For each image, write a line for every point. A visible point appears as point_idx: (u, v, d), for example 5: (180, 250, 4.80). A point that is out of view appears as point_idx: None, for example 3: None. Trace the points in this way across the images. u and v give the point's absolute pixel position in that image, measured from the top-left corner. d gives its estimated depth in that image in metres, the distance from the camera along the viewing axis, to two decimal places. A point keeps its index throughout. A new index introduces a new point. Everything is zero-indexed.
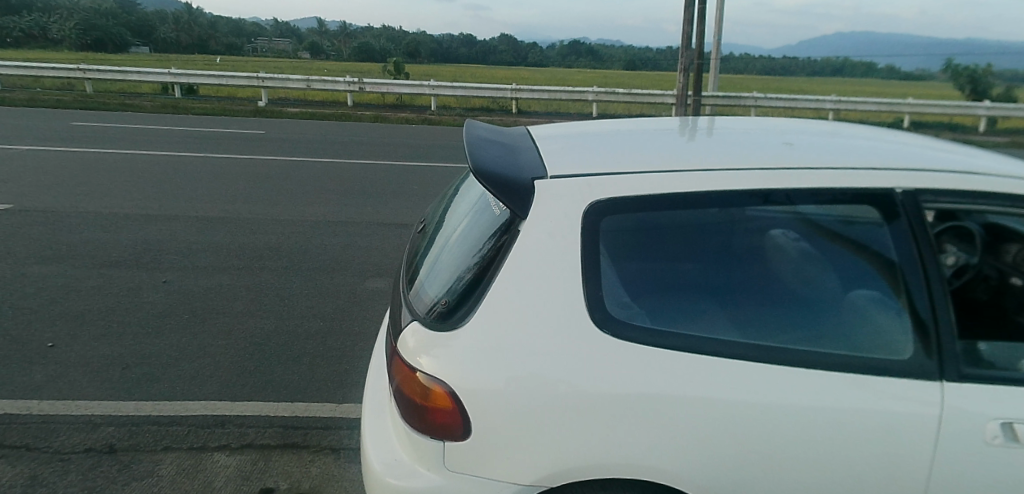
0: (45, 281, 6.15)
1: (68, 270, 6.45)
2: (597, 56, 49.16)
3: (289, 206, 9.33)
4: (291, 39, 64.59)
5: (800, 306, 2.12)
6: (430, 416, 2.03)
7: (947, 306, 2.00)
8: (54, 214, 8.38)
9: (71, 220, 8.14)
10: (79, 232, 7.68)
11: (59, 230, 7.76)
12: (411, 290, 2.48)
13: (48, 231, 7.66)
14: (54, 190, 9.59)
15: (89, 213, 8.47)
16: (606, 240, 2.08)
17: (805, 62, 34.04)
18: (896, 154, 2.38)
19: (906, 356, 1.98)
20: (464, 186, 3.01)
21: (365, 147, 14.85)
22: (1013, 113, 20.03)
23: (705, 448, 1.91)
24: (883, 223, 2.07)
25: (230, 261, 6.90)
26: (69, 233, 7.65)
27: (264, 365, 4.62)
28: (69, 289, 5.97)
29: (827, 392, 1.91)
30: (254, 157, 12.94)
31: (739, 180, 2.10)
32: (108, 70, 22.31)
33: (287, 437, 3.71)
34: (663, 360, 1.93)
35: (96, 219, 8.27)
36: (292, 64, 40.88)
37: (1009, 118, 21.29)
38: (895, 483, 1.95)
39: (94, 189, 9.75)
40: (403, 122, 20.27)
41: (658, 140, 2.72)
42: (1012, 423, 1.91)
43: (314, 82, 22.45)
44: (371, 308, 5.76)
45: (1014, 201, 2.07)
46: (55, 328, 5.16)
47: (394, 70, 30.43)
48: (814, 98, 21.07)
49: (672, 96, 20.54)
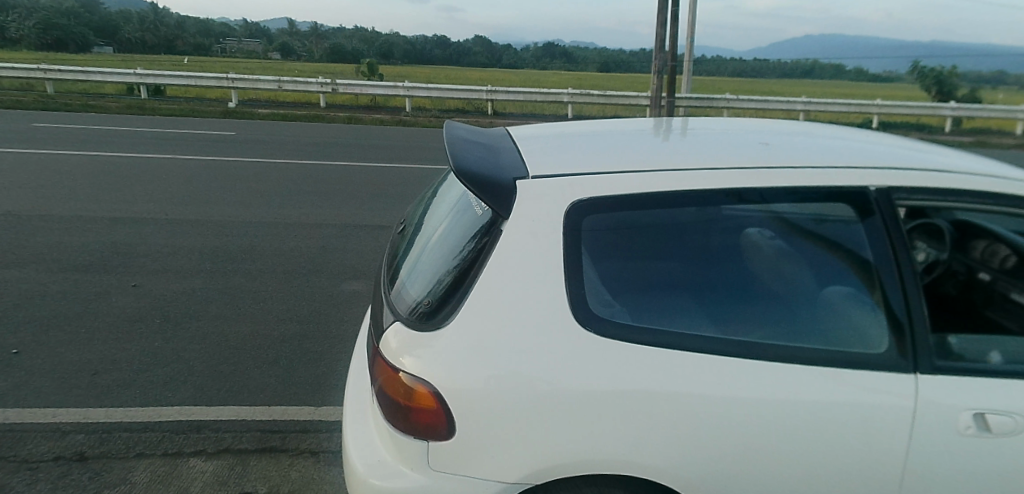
0: (6, 286, 5.93)
1: (32, 275, 6.23)
2: (572, 58, 49.42)
3: (262, 208, 9.16)
4: (262, 40, 63.53)
5: (776, 302, 2.15)
6: (414, 416, 2.01)
7: (919, 302, 2.06)
8: (16, 217, 8.11)
9: (34, 223, 7.88)
10: (41, 236, 7.43)
11: (21, 233, 7.49)
12: (392, 291, 2.45)
13: (9, 235, 7.39)
14: (14, 193, 9.26)
15: (53, 217, 8.21)
16: (588, 239, 2.09)
17: (775, 65, 34.75)
18: (870, 152, 2.44)
19: (881, 350, 2.03)
20: (444, 186, 3.00)
21: (339, 148, 14.66)
22: (978, 113, 20.68)
23: (687, 442, 1.93)
24: (857, 220, 2.13)
25: (202, 264, 6.75)
26: (31, 236, 7.40)
27: (239, 368, 4.52)
28: (32, 294, 5.76)
29: (806, 384, 1.95)
30: (224, 159, 12.68)
31: (717, 178, 2.13)
32: (71, 70, 21.68)
33: (266, 440, 3.64)
34: (645, 356, 1.94)
35: (58, 222, 8.00)
36: (263, 64, 40.16)
37: (972, 119, 22.01)
38: (870, 472, 1.99)
39: (57, 192, 9.45)
40: (378, 123, 20.09)
41: (637, 141, 2.74)
42: (982, 413, 1.97)
43: (286, 83, 22.10)
44: (348, 311, 5.69)
45: (981, 198, 2.14)
46: (18, 334, 4.98)
47: (367, 71, 30.13)
48: (785, 99, 21.52)
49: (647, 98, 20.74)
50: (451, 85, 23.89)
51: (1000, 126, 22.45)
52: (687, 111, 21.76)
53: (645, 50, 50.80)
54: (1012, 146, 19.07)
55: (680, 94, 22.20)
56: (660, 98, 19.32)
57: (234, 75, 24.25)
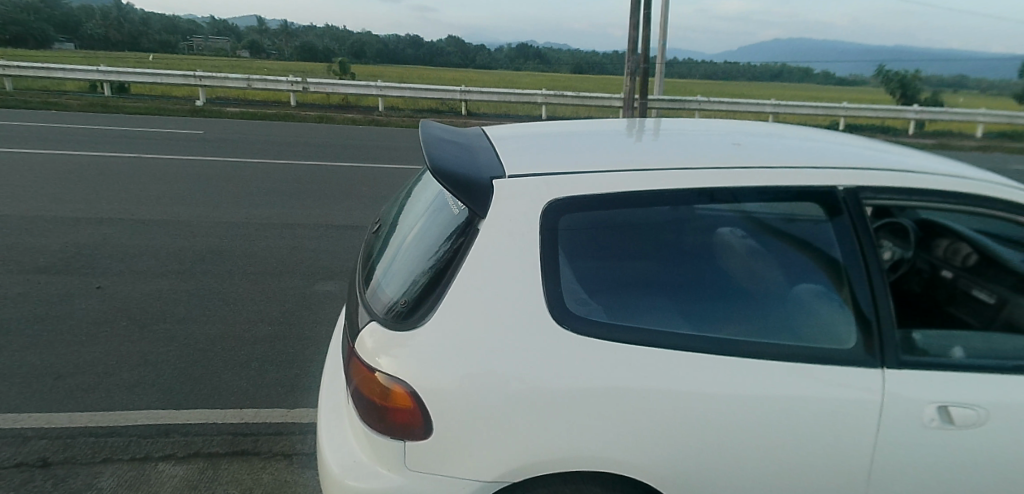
0: None
1: None
2: (546, 60, 49.61)
3: (231, 208, 8.97)
4: (232, 37, 62.27)
5: (749, 299, 2.19)
6: (390, 416, 1.99)
7: (886, 298, 2.12)
8: None
9: None
10: None
11: None
12: (367, 290, 2.43)
13: None
14: None
15: (10, 217, 7.92)
16: (565, 238, 2.09)
17: (744, 68, 35.43)
18: (837, 153, 2.51)
19: (849, 345, 2.09)
20: (419, 185, 2.97)
21: (311, 148, 14.45)
22: (939, 117, 21.38)
23: (663, 437, 1.95)
24: (826, 219, 2.18)
25: (169, 265, 6.58)
26: None
27: (209, 371, 4.42)
28: None
29: (778, 379, 1.99)
30: (192, 158, 12.39)
31: (690, 178, 2.17)
32: (30, 66, 20.94)
33: (237, 443, 3.56)
34: (621, 354, 1.96)
35: (16, 222, 7.72)
36: (233, 63, 39.42)
37: (933, 122, 22.75)
38: (839, 463, 2.04)
39: (15, 192, 9.11)
40: (351, 123, 19.87)
41: (613, 141, 2.76)
42: (947, 406, 2.03)
43: (255, 81, 21.69)
44: (321, 312, 5.60)
45: (943, 197, 2.21)
46: None
47: (339, 70, 29.77)
48: (755, 102, 21.95)
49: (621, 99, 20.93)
50: (425, 86, 23.76)
51: (960, 130, 23.25)
52: (659, 112, 22.02)
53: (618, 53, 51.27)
54: (971, 148, 19.75)
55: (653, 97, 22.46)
56: (634, 100, 19.52)
57: (201, 73, 23.72)
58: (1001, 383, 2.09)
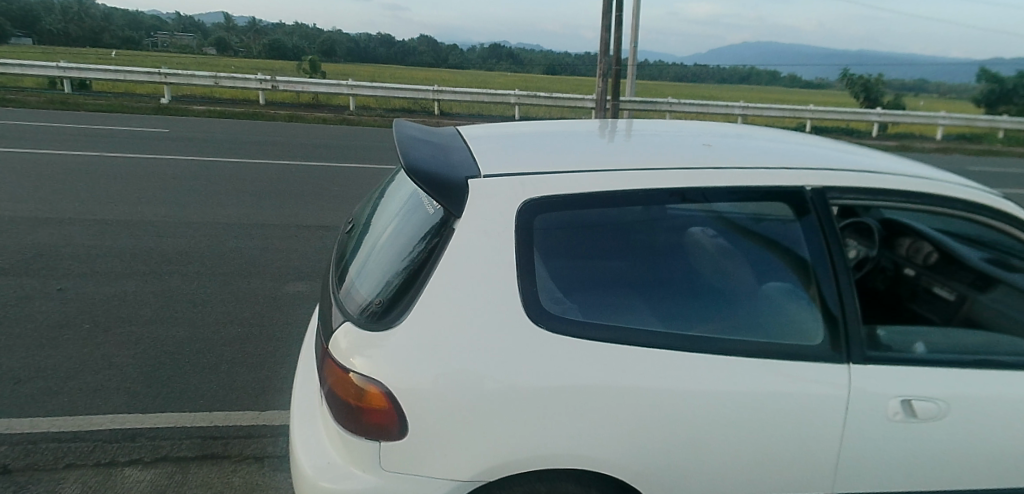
0: None
1: None
2: (519, 61, 49.69)
3: (199, 208, 8.77)
4: (197, 34, 60.90)
5: (719, 297, 2.23)
6: (365, 417, 1.97)
7: (851, 296, 2.18)
8: None
9: None
10: None
11: None
12: (341, 291, 2.40)
13: None
14: None
15: None
16: (540, 238, 2.10)
17: (714, 71, 36.05)
18: (805, 154, 2.58)
19: (817, 342, 2.14)
20: (393, 184, 2.95)
21: (280, 147, 14.21)
22: (900, 119, 22.03)
23: (637, 434, 1.97)
24: (794, 219, 2.23)
25: (134, 266, 6.39)
26: None
27: (176, 374, 4.31)
28: None
29: (749, 375, 2.03)
30: (157, 157, 12.07)
31: (663, 179, 2.20)
32: None
33: (206, 447, 3.47)
34: (596, 352, 1.97)
35: None
36: (199, 60, 38.55)
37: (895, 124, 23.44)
38: (807, 456, 2.09)
39: None
40: (322, 122, 19.60)
41: (586, 141, 2.78)
42: (909, 400, 2.10)
43: (223, 79, 21.22)
44: (292, 313, 5.51)
45: (907, 197, 2.28)
46: None
47: (310, 68, 29.34)
48: (724, 104, 22.35)
49: (594, 100, 21.08)
50: (397, 85, 23.58)
51: (920, 132, 24.01)
52: (631, 114, 22.28)
53: (590, 54, 51.77)
54: (931, 149, 20.43)
55: (625, 98, 22.70)
56: (606, 101, 19.67)
57: (166, 70, 23.13)
58: (961, 377, 2.16)
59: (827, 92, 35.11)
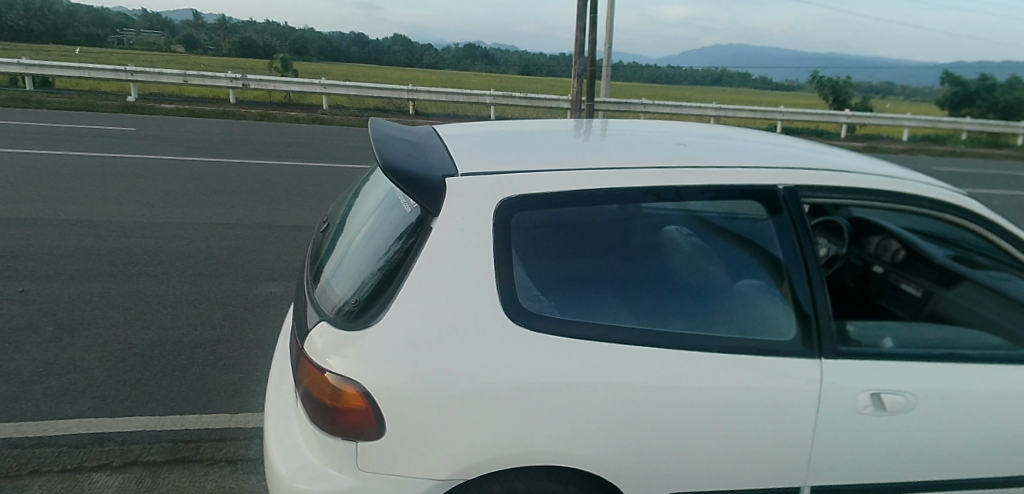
0: None
1: None
2: (494, 61, 49.70)
3: (166, 208, 8.56)
4: (164, 32, 59.48)
5: (695, 294, 2.26)
6: (342, 418, 1.95)
7: (822, 292, 2.23)
8: None
9: None
10: None
11: None
12: (316, 290, 2.37)
13: None
14: None
15: None
16: (518, 236, 2.10)
17: (687, 73, 36.59)
18: (777, 154, 2.63)
19: (789, 337, 2.18)
20: (369, 183, 2.93)
21: (251, 146, 13.97)
22: (867, 120, 22.63)
23: (616, 430, 1.98)
24: (767, 217, 2.27)
25: (100, 268, 6.21)
26: None
27: (146, 377, 4.19)
28: None
29: (724, 370, 2.06)
30: (123, 156, 11.75)
31: (639, 177, 2.21)
32: None
33: (177, 451, 3.39)
34: (574, 350, 1.98)
35: None
36: (168, 58, 37.62)
37: (862, 126, 24.06)
38: (781, 449, 2.13)
39: None
40: (294, 121, 19.34)
41: (563, 141, 2.79)
42: (879, 393, 2.15)
43: (191, 77, 20.78)
44: (265, 314, 5.42)
45: (876, 196, 2.33)
46: None
47: (282, 67, 28.92)
48: (697, 105, 22.68)
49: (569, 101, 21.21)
50: (371, 85, 23.36)
51: (885, 134, 24.71)
52: (606, 115, 22.43)
53: (565, 55, 52.06)
54: (897, 151, 21.01)
55: (600, 99, 22.86)
56: (581, 102, 19.81)
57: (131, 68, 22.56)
58: (927, 371, 2.22)
59: (796, 94, 35.89)
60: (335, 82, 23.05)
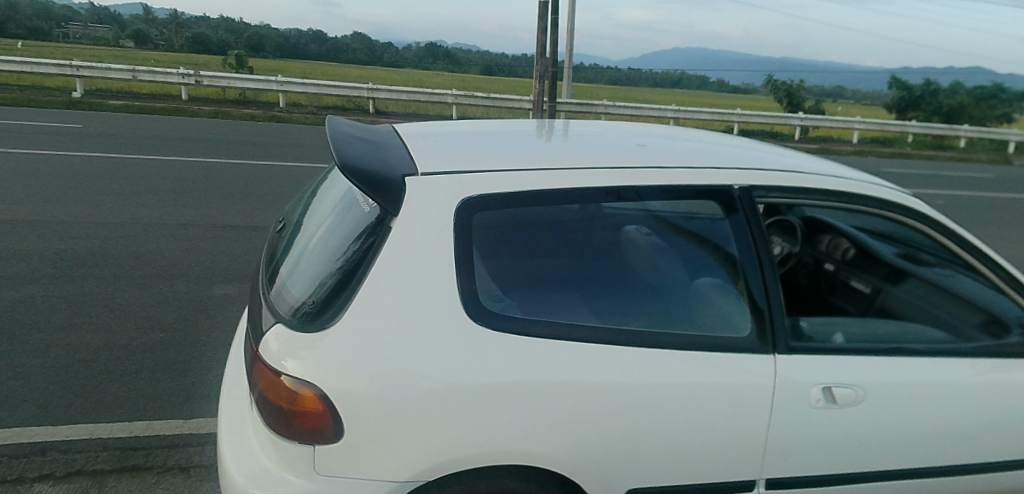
0: None
1: None
2: (456, 61, 49.52)
3: (114, 208, 8.23)
4: (112, 26, 57.27)
5: (653, 292, 2.30)
6: (298, 421, 1.91)
7: (776, 289, 2.28)
8: None
9: None
10: None
11: None
12: (272, 291, 2.31)
13: None
14: None
15: None
16: (478, 236, 2.09)
17: (646, 76, 37.17)
18: (733, 154, 2.69)
19: (745, 334, 2.23)
20: (327, 182, 2.87)
21: (205, 145, 13.57)
22: (818, 123, 23.41)
23: (576, 427, 2.00)
24: (723, 217, 2.32)
25: (42, 270, 5.93)
26: None
27: (92, 383, 4.02)
28: None
29: (681, 366, 2.10)
30: (66, 154, 11.25)
31: (599, 178, 2.22)
32: None
33: (126, 459, 3.26)
34: (534, 349, 1.99)
35: None
36: (115, 53, 36.24)
37: (814, 128, 24.89)
38: (737, 442, 2.18)
39: None
40: (251, 119, 18.88)
41: (523, 141, 2.80)
42: (830, 387, 2.22)
43: (141, 73, 20.06)
44: (220, 317, 5.27)
45: (827, 196, 2.40)
46: None
47: (237, 64, 28.19)
48: (656, 107, 23.07)
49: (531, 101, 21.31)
50: (331, 83, 22.98)
51: (835, 136, 25.61)
52: (568, 115, 22.62)
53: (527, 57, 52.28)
54: (847, 153, 21.78)
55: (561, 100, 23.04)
56: (543, 103, 19.94)
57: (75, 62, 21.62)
58: (876, 365, 2.31)
59: (752, 97, 36.85)
60: (293, 80, 22.60)
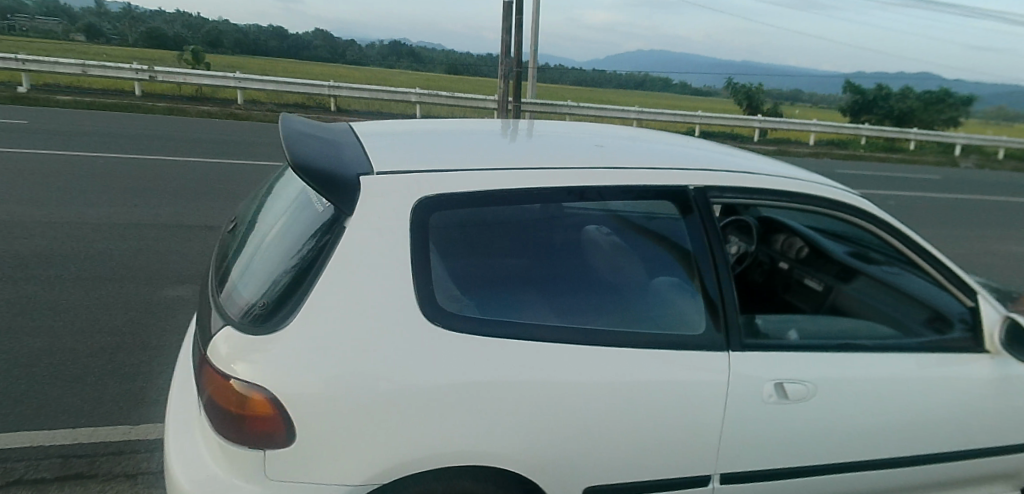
0: None
1: None
2: (422, 60, 49.21)
3: (62, 206, 7.94)
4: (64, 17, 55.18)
5: (611, 292, 2.32)
6: (248, 424, 1.87)
7: (731, 287, 2.34)
8: None
9: None
10: None
11: None
12: (224, 292, 2.26)
13: None
14: None
15: None
16: (436, 236, 2.09)
17: (611, 78, 37.55)
18: (690, 155, 2.74)
19: (700, 331, 2.27)
20: (281, 180, 2.83)
21: (159, 142, 13.21)
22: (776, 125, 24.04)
23: (533, 426, 2.01)
24: (680, 217, 2.36)
25: None
26: None
27: (33, 389, 3.87)
28: None
29: (638, 365, 2.13)
30: (10, 151, 10.80)
31: (558, 178, 2.24)
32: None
33: (68, 467, 3.15)
34: (491, 348, 1.99)
35: None
36: (65, 45, 34.96)
37: (773, 131, 25.50)
38: (693, 440, 2.22)
39: None
40: (209, 117, 18.46)
41: (481, 141, 2.80)
42: (782, 384, 2.28)
43: (92, 67, 19.40)
44: (172, 319, 5.14)
45: (780, 197, 2.47)
46: None
47: (194, 60, 27.49)
48: (620, 108, 23.35)
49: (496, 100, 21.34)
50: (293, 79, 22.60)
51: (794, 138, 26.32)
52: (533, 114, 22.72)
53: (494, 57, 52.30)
54: (804, 154, 22.43)
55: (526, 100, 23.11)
56: (507, 102, 20.00)
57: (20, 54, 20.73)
58: (827, 361, 2.37)
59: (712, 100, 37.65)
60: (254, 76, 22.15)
